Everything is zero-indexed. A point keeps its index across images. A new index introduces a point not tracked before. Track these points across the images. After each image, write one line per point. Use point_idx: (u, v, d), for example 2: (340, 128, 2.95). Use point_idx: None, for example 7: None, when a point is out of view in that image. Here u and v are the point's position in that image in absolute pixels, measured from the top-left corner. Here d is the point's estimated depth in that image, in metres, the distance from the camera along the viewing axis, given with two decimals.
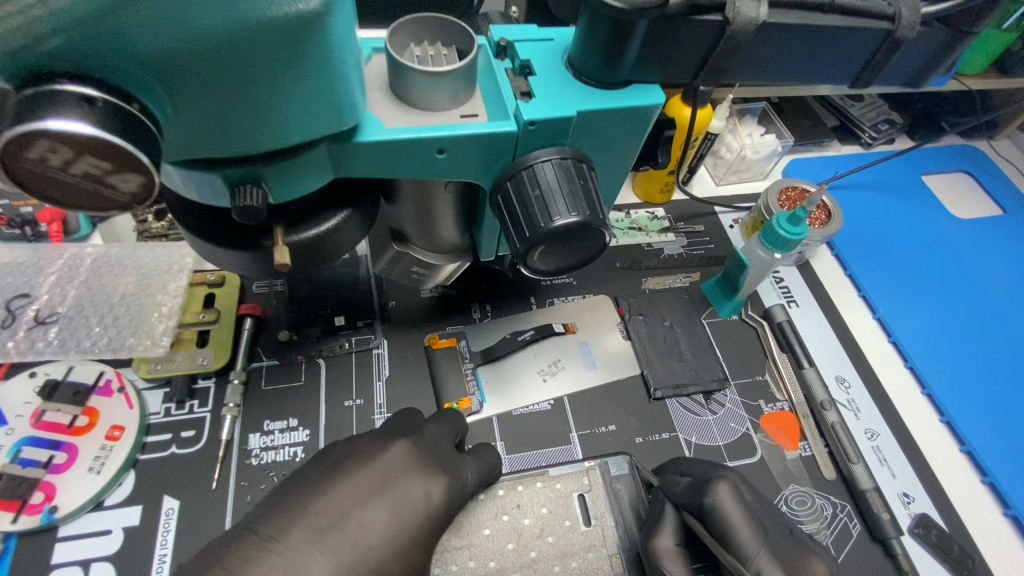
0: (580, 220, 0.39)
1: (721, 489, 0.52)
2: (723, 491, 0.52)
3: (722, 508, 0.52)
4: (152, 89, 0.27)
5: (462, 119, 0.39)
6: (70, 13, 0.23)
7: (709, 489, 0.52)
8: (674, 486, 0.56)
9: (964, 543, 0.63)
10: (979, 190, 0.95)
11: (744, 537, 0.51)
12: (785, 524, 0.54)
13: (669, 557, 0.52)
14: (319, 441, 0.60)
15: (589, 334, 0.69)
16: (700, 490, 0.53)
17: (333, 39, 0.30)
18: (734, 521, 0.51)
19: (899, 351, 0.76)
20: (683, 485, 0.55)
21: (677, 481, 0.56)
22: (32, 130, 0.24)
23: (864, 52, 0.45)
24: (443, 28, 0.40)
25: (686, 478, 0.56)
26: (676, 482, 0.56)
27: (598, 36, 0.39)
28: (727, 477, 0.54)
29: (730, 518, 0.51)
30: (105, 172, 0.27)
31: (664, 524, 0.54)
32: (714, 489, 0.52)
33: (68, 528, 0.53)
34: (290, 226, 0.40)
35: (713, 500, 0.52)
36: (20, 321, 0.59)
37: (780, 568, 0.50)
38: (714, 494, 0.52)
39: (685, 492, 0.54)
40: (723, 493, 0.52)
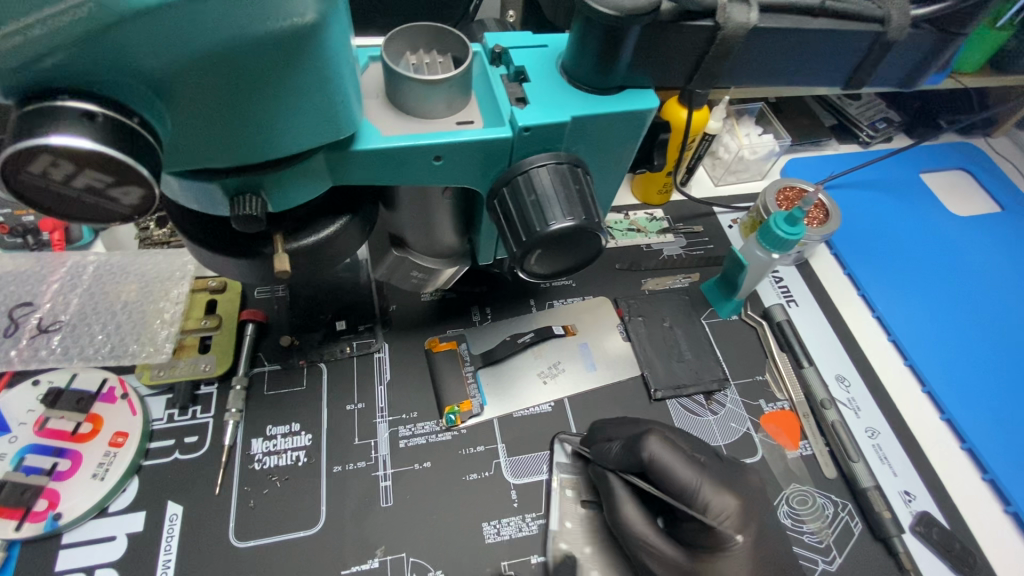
0: (576, 224, 0.39)
1: (652, 442, 0.56)
2: (655, 443, 0.56)
3: (659, 459, 0.55)
4: (150, 103, 0.27)
5: (459, 126, 0.40)
6: (67, 32, 0.23)
7: (642, 446, 0.56)
8: (608, 456, 0.58)
9: (966, 541, 0.63)
10: (977, 188, 0.95)
11: (687, 476, 0.55)
12: (716, 457, 0.60)
13: (634, 517, 0.56)
14: (321, 446, 0.60)
15: (588, 335, 0.70)
16: (635, 449, 0.56)
17: (329, 50, 0.30)
18: (671, 463, 0.56)
19: (899, 349, 0.76)
20: (617, 452, 0.57)
21: (609, 449, 0.58)
22: (34, 146, 0.24)
23: (856, 53, 0.45)
24: (438, 36, 0.41)
25: (615, 443, 0.58)
26: (608, 449, 0.58)
27: (591, 42, 0.39)
28: (650, 431, 0.57)
29: (669, 464, 0.55)
30: (106, 185, 0.27)
31: (615, 493, 0.57)
32: (646, 444, 0.56)
33: (72, 535, 0.53)
34: (290, 233, 0.40)
35: (649, 453, 0.55)
36: (23, 329, 0.60)
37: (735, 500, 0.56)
38: (647, 448, 0.56)
39: (622, 458, 0.57)
40: (653, 442, 0.56)
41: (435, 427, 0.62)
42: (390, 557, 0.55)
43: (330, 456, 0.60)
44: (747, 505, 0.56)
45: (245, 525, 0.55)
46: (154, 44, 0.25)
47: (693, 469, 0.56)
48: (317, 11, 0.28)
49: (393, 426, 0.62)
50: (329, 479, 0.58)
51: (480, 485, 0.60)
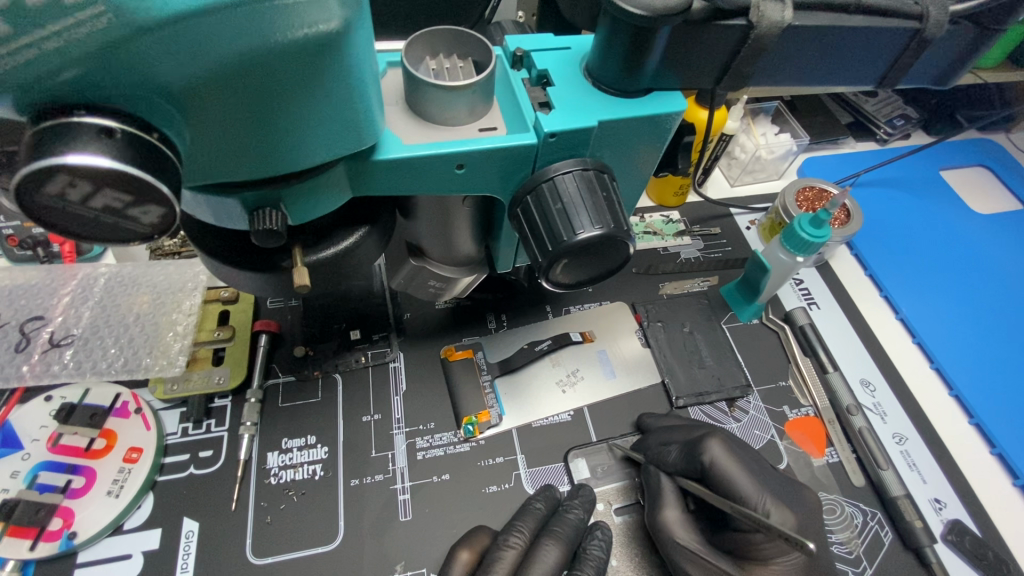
0: (604, 232, 0.38)
1: (713, 445, 0.56)
2: (716, 446, 0.56)
3: (720, 464, 0.56)
4: (169, 116, 0.26)
5: (481, 133, 0.39)
6: (84, 45, 0.22)
7: (703, 448, 0.56)
8: (667, 459, 0.58)
9: (999, 549, 0.61)
10: (998, 184, 0.93)
11: (745, 485, 0.55)
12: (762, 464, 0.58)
13: (677, 523, 0.55)
14: (338, 459, 0.59)
15: (606, 341, 0.68)
16: (696, 451, 0.57)
17: (352, 60, 0.29)
18: (732, 471, 0.55)
19: (924, 352, 0.74)
20: (677, 455, 0.58)
21: (668, 452, 0.58)
22: (50, 166, 0.23)
23: (891, 50, 0.43)
24: (458, 40, 0.39)
25: (674, 447, 0.58)
26: (667, 453, 0.58)
27: (619, 44, 0.38)
28: (712, 435, 0.57)
29: (729, 472, 0.55)
30: (125, 205, 0.26)
31: (664, 494, 0.57)
32: (707, 447, 0.56)
33: (87, 554, 0.52)
34: (308, 247, 0.39)
35: (710, 457, 0.56)
36: (35, 344, 0.59)
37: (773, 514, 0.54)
38: (709, 452, 0.56)
39: (682, 462, 0.57)
40: (715, 448, 0.56)
41: (453, 438, 0.61)
42: (411, 573, 0.54)
43: (347, 470, 0.58)
44: (805, 520, 0.55)
45: (263, 542, 0.54)
46: (175, 55, 0.23)
47: (754, 481, 0.55)
48: (341, 18, 0.26)
49: (410, 438, 0.61)
50: (346, 493, 0.57)
51: (500, 498, 0.59)
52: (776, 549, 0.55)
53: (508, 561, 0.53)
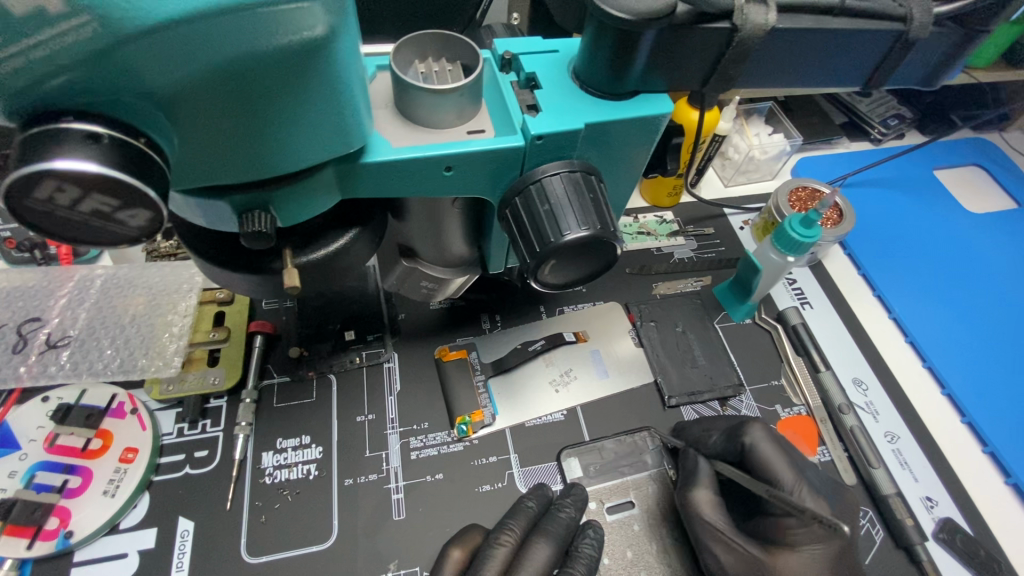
0: (591, 234, 0.38)
1: (754, 429, 0.58)
2: (757, 431, 0.58)
3: (760, 448, 0.57)
4: (156, 121, 0.26)
5: (469, 136, 0.39)
6: (71, 52, 0.22)
7: (744, 431, 0.58)
8: (708, 441, 0.60)
9: (990, 547, 0.62)
10: (992, 184, 0.93)
11: (783, 471, 0.56)
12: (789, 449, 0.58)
13: (708, 504, 0.55)
14: (332, 459, 0.59)
15: (600, 341, 0.69)
16: (737, 434, 0.59)
17: (338, 64, 0.29)
18: (771, 456, 0.56)
19: (916, 351, 0.74)
20: (718, 438, 0.60)
21: (710, 436, 0.60)
22: (38, 171, 0.24)
23: (877, 52, 0.44)
24: (446, 44, 0.40)
25: (715, 432, 0.61)
26: (708, 436, 0.60)
27: (605, 48, 0.38)
28: (753, 420, 0.59)
29: (768, 457, 0.57)
30: (112, 209, 0.27)
31: (699, 473, 0.57)
32: (748, 430, 0.58)
33: (83, 552, 0.53)
34: (298, 248, 0.39)
35: (751, 440, 0.58)
36: (31, 345, 0.59)
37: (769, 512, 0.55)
38: (751, 435, 0.58)
39: (722, 446, 0.59)
40: (757, 432, 0.58)
41: (447, 438, 0.61)
42: (405, 571, 0.55)
43: (341, 469, 0.59)
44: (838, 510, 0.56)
45: (258, 541, 0.55)
46: (162, 62, 0.24)
47: (792, 467, 0.56)
48: (327, 25, 0.27)
49: (404, 437, 0.61)
50: (341, 492, 0.58)
51: (494, 497, 0.59)
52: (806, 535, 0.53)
53: (500, 559, 0.53)
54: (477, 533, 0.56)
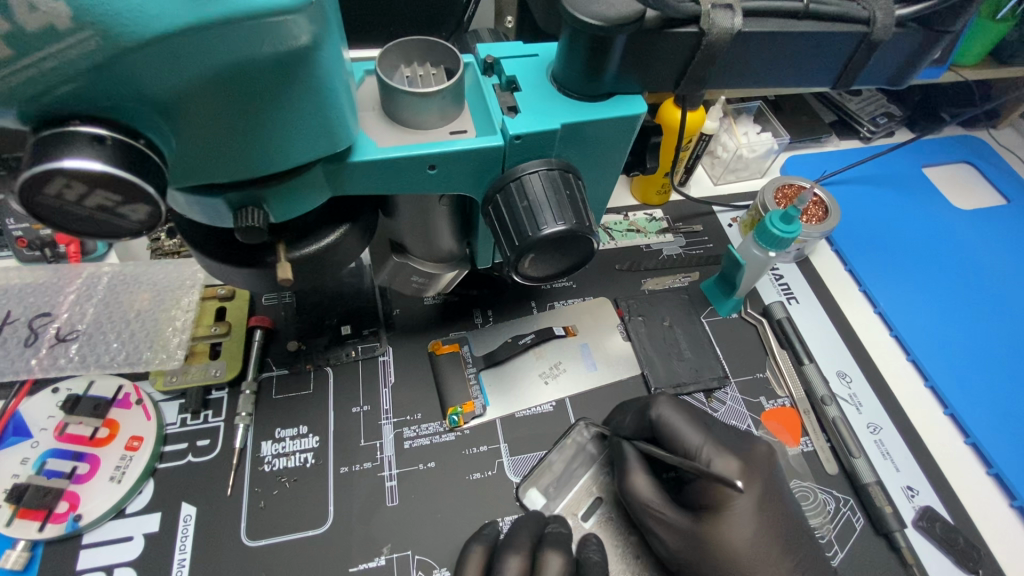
0: (567, 228, 0.41)
1: (659, 404, 0.60)
2: (664, 403, 0.60)
3: (667, 419, 0.59)
4: (155, 124, 0.29)
5: (452, 136, 0.41)
6: (77, 64, 0.25)
7: (651, 408, 0.60)
8: (623, 423, 0.61)
9: (970, 535, 0.63)
10: (981, 181, 0.94)
11: (693, 437, 0.58)
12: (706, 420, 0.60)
13: (644, 486, 0.58)
14: (329, 447, 0.62)
15: (589, 335, 0.71)
16: (646, 409, 0.60)
17: (323, 70, 0.32)
18: (678, 426, 0.59)
19: (901, 344, 0.76)
20: (631, 419, 0.61)
21: (623, 418, 0.61)
22: (49, 169, 0.26)
23: (844, 52, 0.46)
24: (430, 49, 0.42)
25: (628, 413, 0.62)
26: (623, 417, 0.62)
27: (579, 52, 0.40)
28: (659, 396, 0.60)
29: (677, 427, 0.59)
30: (116, 204, 0.29)
31: (628, 460, 0.59)
32: (654, 406, 0.60)
33: (91, 535, 0.55)
34: (292, 243, 0.42)
35: (658, 414, 0.59)
36: (42, 339, 0.62)
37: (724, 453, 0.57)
38: (658, 409, 0.59)
39: (636, 425, 0.60)
40: (663, 406, 0.59)
41: (439, 428, 0.64)
42: (397, 555, 0.57)
43: (337, 458, 0.61)
44: (749, 464, 0.58)
45: (257, 524, 0.57)
46: (158, 70, 0.26)
47: (700, 432, 0.58)
48: (310, 34, 0.29)
49: (398, 427, 0.63)
50: (336, 479, 0.60)
51: (483, 484, 0.61)
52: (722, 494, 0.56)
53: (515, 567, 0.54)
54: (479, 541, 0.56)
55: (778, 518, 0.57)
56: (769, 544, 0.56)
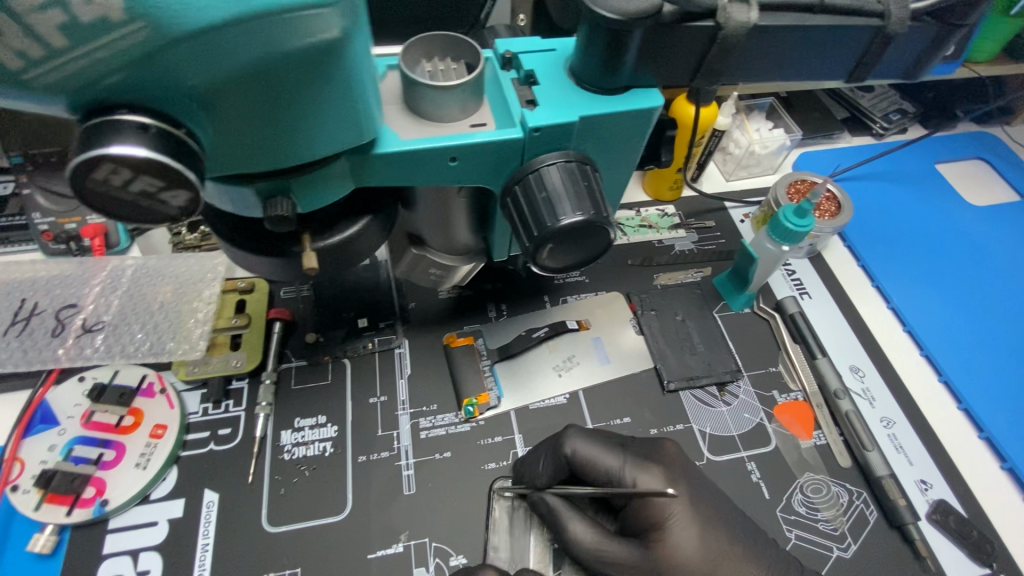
0: (585, 219, 0.41)
1: (569, 437, 0.59)
2: (574, 435, 0.59)
3: (581, 451, 0.58)
4: (194, 114, 0.30)
5: (472, 128, 0.42)
6: (124, 54, 0.26)
7: (562, 444, 0.58)
8: (538, 472, 0.59)
9: (984, 529, 0.63)
10: (994, 177, 0.94)
11: (611, 461, 0.58)
12: (619, 442, 0.60)
13: (583, 528, 0.56)
14: (347, 437, 0.63)
15: (602, 330, 0.72)
16: (559, 448, 0.59)
17: (352, 62, 0.32)
18: (593, 453, 0.58)
19: (914, 339, 0.76)
20: (545, 465, 0.59)
21: (538, 466, 0.59)
22: (97, 154, 0.27)
23: (858, 45, 0.46)
24: (451, 44, 0.43)
25: (541, 460, 0.60)
26: (537, 464, 0.59)
27: (596, 46, 0.41)
28: (567, 429, 0.60)
29: (592, 455, 0.58)
30: (158, 189, 0.30)
31: (558, 512, 0.57)
32: (565, 441, 0.58)
33: (117, 520, 0.57)
34: (316, 234, 0.43)
35: (571, 449, 0.58)
36: (69, 329, 0.64)
37: (648, 469, 0.57)
38: (569, 444, 0.58)
39: (551, 468, 0.58)
40: (573, 437, 0.59)
41: (454, 419, 0.65)
42: (414, 542, 0.58)
43: (354, 447, 0.62)
44: (672, 469, 0.58)
45: (277, 511, 0.58)
46: (197, 62, 0.27)
47: (615, 453, 0.58)
48: (341, 27, 0.30)
49: (414, 418, 0.65)
50: (354, 468, 0.61)
51: (497, 474, 0.62)
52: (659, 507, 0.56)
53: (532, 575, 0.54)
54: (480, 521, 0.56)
55: (712, 510, 0.57)
56: (717, 537, 0.56)
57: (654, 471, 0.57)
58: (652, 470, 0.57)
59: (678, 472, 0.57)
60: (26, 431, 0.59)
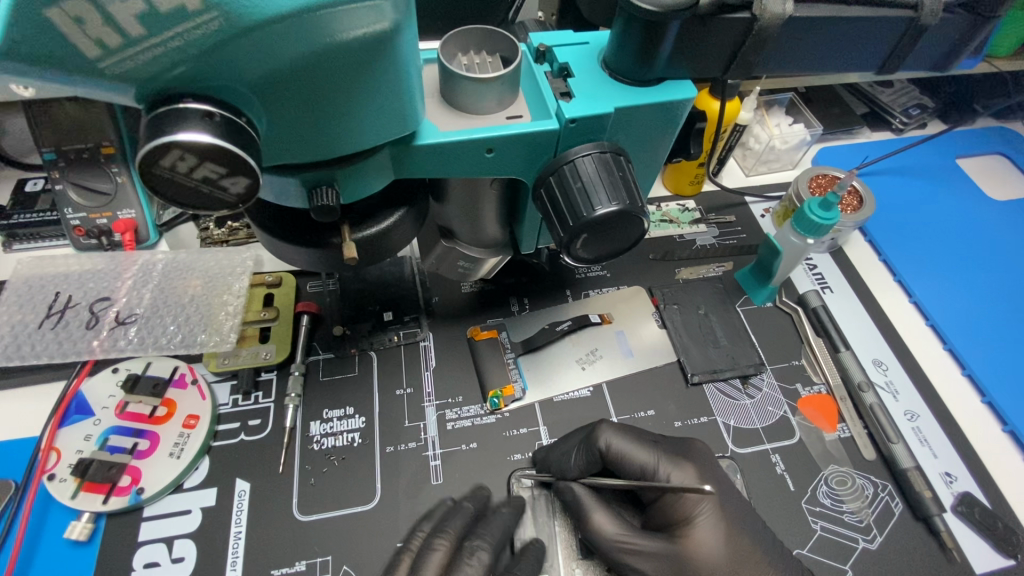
0: (620, 208, 0.42)
1: (605, 430, 0.59)
2: (608, 429, 0.60)
3: (616, 445, 0.59)
4: (251, 104, 0.31)
5: (509, 120, 0.43)
6: (194, 45, 0.27)
7: (597, 436, 0.59)
8: (568, 465, 0.59)
9: (1009, 521, 0.63)
10: (1015, 172, 0.94)
11: (644, 456, 0.58)
12: (652, 437, 0.61)
13: (607, 520, 0.56)
14: (375, 428, 0.64)
15: (624, 324, 0.72)
16: (592, 441, 0.59)
17: (400, 54, 0.33)
18: (627, 448, 0.59)
19: (937, 333, 0.76)
20: (577, 458, 0.59)
21: (569, 458, 0.59)
22: (167, 142, 0.28)
23: (890, 38, 0.48)
24: (488, 37, 0.44)
25: (572, 451, 0.60)
26: (567, 456, 0.59)
27: (632, 38, 0.42)
28: (601, 422, 0.60)
29: (625, 450, 0.59)
30: (220, 176, 0.31)
31: (583, 501, 0.57)
32: (600, 434, 0.59)
33: (152, 508, 0.58)
34: (355, 225, 0.43)
35: (605, 443, 0.59)
36: (103, 321, 0.65)
37: (681, 464, 0.57)
38: (603, 438, 0.59)
39: (583, 460, 0.59)
40: (607, 432, 0.59)
41: (479, 411, 0.65)
42: None
43: (382, 438, 0.63)
44: (704, 466, 0.58)
45: (308, 501, 0.59)
46: (258, 54, 0.28)
47: (649, 448, 0.59)
48: (393, 20, 0.30)
49: (440, 410, 0.65)
50: (382, 459, 0.62)
51: (524, 465, 0.63)
52: (690, 502, 0.56)
53: None
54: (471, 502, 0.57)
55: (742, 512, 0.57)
56: (741, 539, 0.55)
57: (689, 467, 0.57)
58: (684, 465, 0.57)
59: (711, 469, 0.58)
60: (62, 421, 0.60)
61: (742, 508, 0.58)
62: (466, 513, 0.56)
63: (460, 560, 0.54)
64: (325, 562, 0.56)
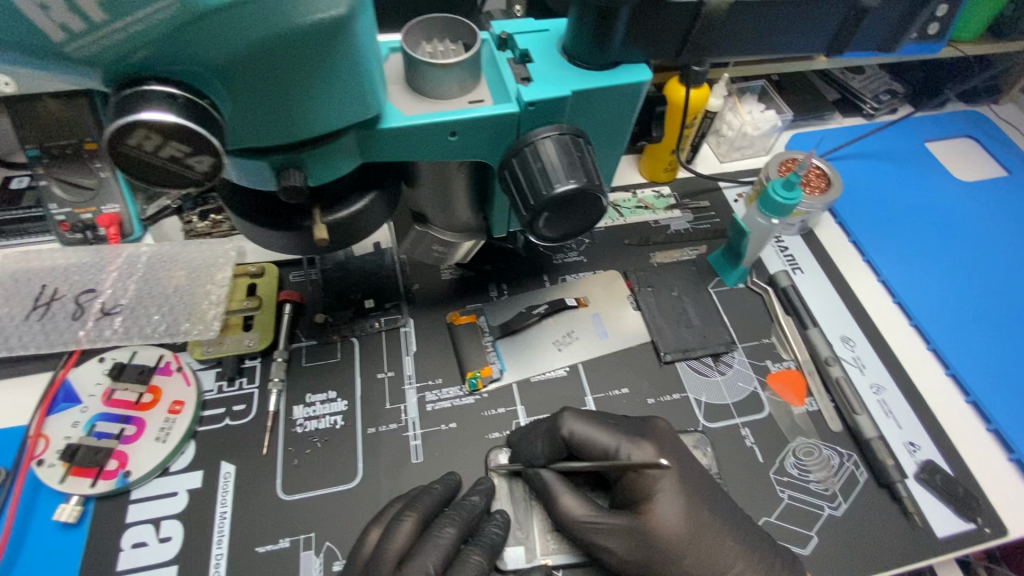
0: (578, 186, 0.43)
1: (568, 419, 0.61)
2: (570, 416, 0.61)
3: (577, 432, 0.60)
4: (216, 87, 0.32)
5: (471, 104, 0.45)
6: (156, 30, 0.29)
7: (561, 424, 0.61)
8: (536, 452, 0.61)
9: (969, 486, 0.65)
10: (982, 154, 0.96)
11: (605, 438, 0.60)
12: (611, 420, 0.63)
13: (577, 505, 0.59)
14: (356, 411, 0.66)
15: (600, 306, 0.74)
16: (556, 429, 0.61)
17: (358, 38, 0.35)
18: (588, 432, 0.60)
19: (904, 311, 0.78)
20: (543, 446, 0.61)
21: (536, 446, 0.61)
22: (131, 121, 0.30)
23: (835, 21, 0.52)
24: (450, 25, 0.46)
25: (539, 441, 0.61)
26: (534, 445, 0.61)
27: (586, 23, 0.44)
28: (562, 411, 0.62)
29: (587, 434, 0.60)
30: (185, 154, 0.33)
31: (552, 487, 0.59)
32: (563, 422, 0.61)
33: (140, 491, 0.60)
34: (326, 207, 0.45)
35: (568, 429, 0.60)
36: (88, 312, 0.66)
37: (641, 442, 0.59)
38: (567, 425, 0.61)
39: (549, 450, 0.60)
40: (570, 419, 0.61)
41: (459, 392, 0.67)
42: None
43: (364, 419, 0.65)
44: (664, 445, 0.60)
45: (291, 481, 0.61)
46: (220, 39, 0.30)
47: (609, 432, 0.61)
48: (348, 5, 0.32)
49: (420, 392, 0.67)
50: (364, 439, 0.64)
51: (501, 443, 0.65)
52: (649, 480, 0.58)
53: None
54: (440, 485, 0.59)
55: (705, 485, 0.60)
56: (705, 513, 0.58)
57: (648, 446, 0.59)
58: (643, 443, 0.59)
59: (671, 448, 0.60)
60: (50, 410, 0.62)
61: (704, 479, 0.60)
62: (434, 494, 0.58)
63: (430, 536, 0.56)
64: (308, 538, 0.58)
